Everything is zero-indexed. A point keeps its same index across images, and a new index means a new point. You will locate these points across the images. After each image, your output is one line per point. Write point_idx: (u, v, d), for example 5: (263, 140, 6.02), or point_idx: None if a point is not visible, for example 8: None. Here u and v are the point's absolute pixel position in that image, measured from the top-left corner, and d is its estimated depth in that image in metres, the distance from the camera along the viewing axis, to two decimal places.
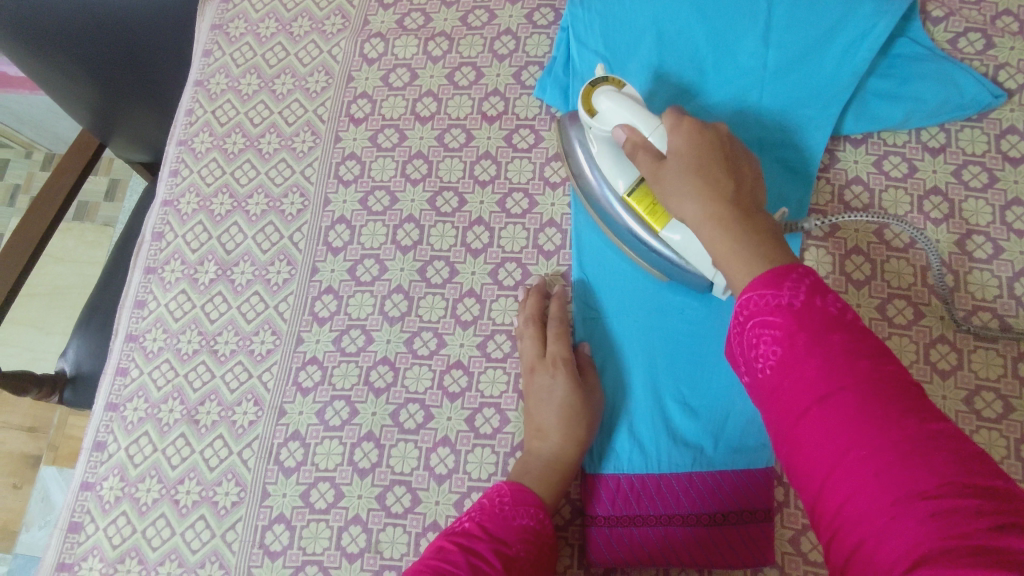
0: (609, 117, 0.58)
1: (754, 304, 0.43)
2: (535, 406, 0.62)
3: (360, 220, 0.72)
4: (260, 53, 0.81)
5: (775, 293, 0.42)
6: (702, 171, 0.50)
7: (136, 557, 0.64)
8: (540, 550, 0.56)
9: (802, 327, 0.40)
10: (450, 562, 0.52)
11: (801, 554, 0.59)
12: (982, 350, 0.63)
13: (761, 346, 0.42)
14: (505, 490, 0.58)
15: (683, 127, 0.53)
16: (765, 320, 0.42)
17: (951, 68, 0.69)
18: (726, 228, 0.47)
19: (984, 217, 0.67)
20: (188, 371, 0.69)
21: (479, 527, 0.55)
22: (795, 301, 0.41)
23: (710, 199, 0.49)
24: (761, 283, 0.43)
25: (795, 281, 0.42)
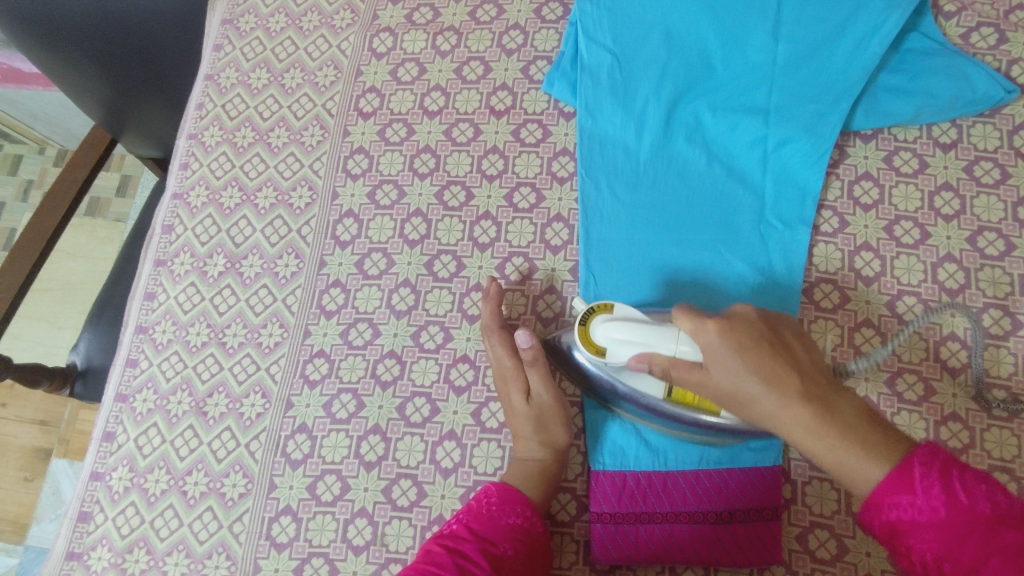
0: (620, 349, 0.54)
1: (899, 519, 0.43)
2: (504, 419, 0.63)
3: (368, 213, 0.73)
4: (269, 48, 0.82)
5: (913, 501, 0.43)
6: (767, 373, 0.47)
7: (144, 548, 0.64)
8: (529, 548, 0.57)
9: (957, 534, 0.42)
10: (436, 564, 0.53)
11: (808, 551, 0.59)
12: (993, 348, 0.63)
13: (922, 559, 0.43)
14: (491, 491, 0.59)
15: (712, 332, 0.48)
16: (914, 531, 0.43)
17: (962, 63, 0.69)
18: (830, 434, 0.46)
19: (997, 214, 0.66)
20: (196, 363, 0.70)
21: (465, 528, 0.56)
22: (936, 507, 0.42)
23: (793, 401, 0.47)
24: (892, 492, 0.43)
25: (925, 479, 0.43)
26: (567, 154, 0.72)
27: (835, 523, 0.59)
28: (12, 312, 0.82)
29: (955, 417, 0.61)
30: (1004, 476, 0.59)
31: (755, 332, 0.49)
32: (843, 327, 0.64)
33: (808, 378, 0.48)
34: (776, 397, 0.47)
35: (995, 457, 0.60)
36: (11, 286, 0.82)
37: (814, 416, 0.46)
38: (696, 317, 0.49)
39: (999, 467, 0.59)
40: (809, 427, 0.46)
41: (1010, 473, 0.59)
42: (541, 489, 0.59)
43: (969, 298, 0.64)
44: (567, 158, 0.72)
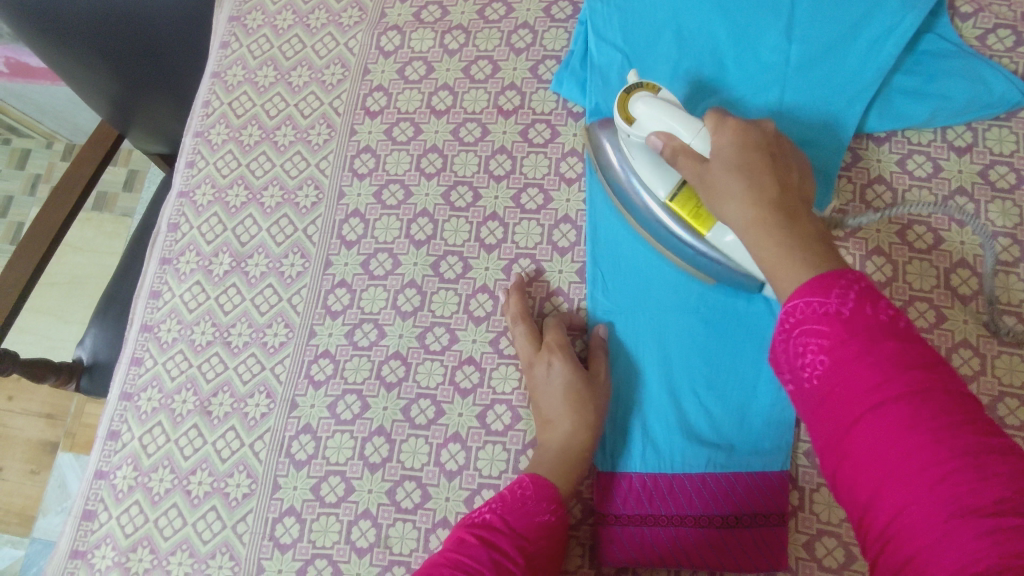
0: (648, 122, 0.57)
1: (802, 317, 0.41)
2: (543, 398, 0.61)
3: (375, 213, 0.72)
4: (276, 46, 0.81)
5: (823, 300, 0.41)
6: (751, 179, 0.48)
7: (148, 547, 0.64)
8: (556, 545, 0.56)
9: (851, 337, 0.39)
10: (472, 557, 0.51)
11: (815, 559, 0.58)
12: (1007, 356, 0.62)
13: (809, 356, 0.40)
14: (527, 483, 0.56)
15: (725, 140, 0.51)
16: (813, 329, 0.41)
17: (978, 65, 0.67)
18: (779, 237, 0.46)
19: (1012, 219, 0.65)
20: (201, 362, 0.69)
21: (500, 520, 0.54)
22: (843, 308, 0.40)
23: (761, 202, 0.47)
24: (808, 291, 0.42)
25: (843, 288, 0.41)
26: (576, 154, 0.72)
27: (843, 531, 0.58)
28: (19, 308, 0.82)
29: None
30: None
31: (764, 150, 0.50)
32: None
33: (789, 198, 0.48)
34: (750, 193, 0.48)
35: None
36: (17, 283, 0.82)
37: (772, 217, 0.47)
38: (723, 124, 0.52)
39: None
40: (762, 228, 0.47)
41: None
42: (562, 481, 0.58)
43: (983, 305, 0.63)
44: (575, 159, 0.71)
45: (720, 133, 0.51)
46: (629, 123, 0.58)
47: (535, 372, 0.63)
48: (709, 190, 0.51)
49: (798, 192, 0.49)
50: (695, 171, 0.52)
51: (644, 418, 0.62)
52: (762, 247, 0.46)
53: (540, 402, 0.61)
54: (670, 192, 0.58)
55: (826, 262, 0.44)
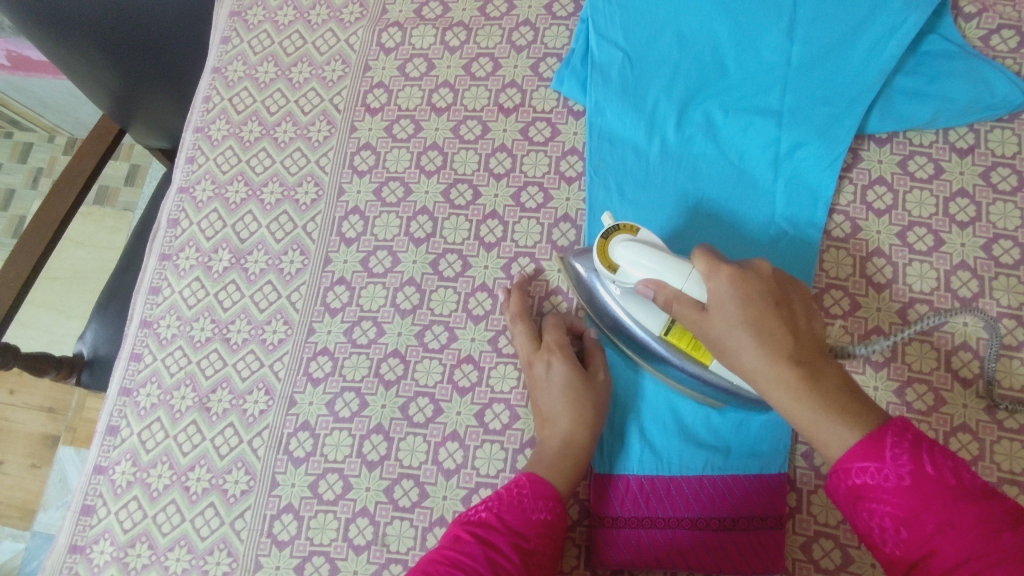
0: (630, 269, 0.53)
1: (864, 483, 0.43)
2: (543, 396, 0.61)
3: (374, 211, 0.72)
4: (277, 41, 0.81)
5: (878, 466, 0.42)
6: (762, 329, 0.47)
7: (146, 542, 0.64)
8: (555, 543, 0.55)
9: (920, 503, 0.40)
10: (465, 555, 0.52)
11: (812, 561, 0.58)
12: (1005, 359, 0.62)
13: (882, 524, 0.42)
14: (523, 481, 0.56)
15: (722, 283, 0.48)
16: (876, 496, 0.42)
17: (981, 65, 0.67)
18: (811, 402, 0.45)
19: (1013, 222, 0.65)
20: (200, 359, 0.69)
21: (496, 518, 0.54)
22: (903, 475, 0.41)
23: (777, 363, 0.46)
24: (861, 458, 0.43)
25: (896, 446, 0.42)
26: (576, 153, 0.71)
27: (840, 533, 0.58)
28: (19, 302, 0.82)
29: (965, 428, 0.60)
30: (1013, 489, 0.58)
31: (766, 290, 0.48)
32: (853, 333, 0.64)
33: (803, 346, 0.47)
34: (763, 356, 0.47)
35: (1005, 469, 0.59)
36: (17, 278, 0.82)
37: (789, 377, 0.46)
38: (715, 263, 0.49)
39: (1008, 480, 0.59)
40: (792, 390, 0.46)
41: (1019, 486, 0.58)
42: (563, 472, 0.58)
43: (983, 307, 0.63)
44: (575, 158, 0.71)
45: (713, 286, 0.49)
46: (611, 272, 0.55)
47: (531, 373, 0.63)
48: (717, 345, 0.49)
49: (805, 333, 0.48)
50: (694, 320, 0.50)
51: (643, 432, 0.62)
52: (787, 408, 0.46)
53: (539, 402, 0.62)
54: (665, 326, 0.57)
55: (860, 414, 0.44)
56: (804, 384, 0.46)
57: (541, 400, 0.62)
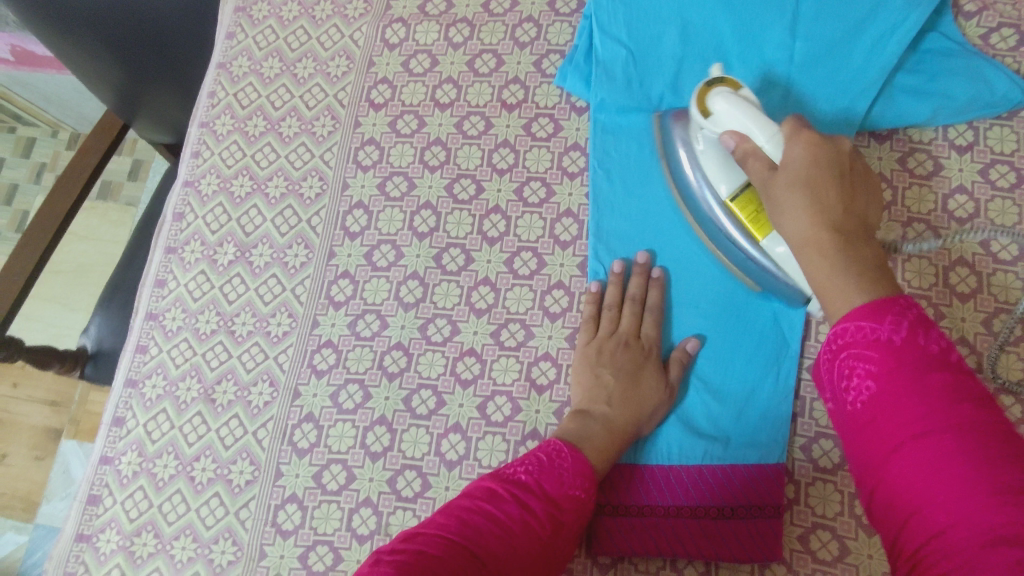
0: (724, 116, 0.57)
1: (852, 340, 0.42)
2: (613, 374, 0.61)
3: (378, 205, 0.73)
4: (282, 37, 0.82)
5: (875, 326, 0.41)
6: (817, 191, 0.49)
7: (151, 531, 0.65)
8: (582, 521, 0.54)
9: (899, 363, 0.39)
10: (501, 513, 0.50)
11: (809, 552, 0.59)
12: (1002, 353, 0.62)
13: (853, 378, 0.41)
14: (566, 454, 0.55)
15: (798, 145, 0.51)
16: (858, 352, 0.41)
17: (981, 64, 0.68)
18: (837, 261, 0.46)
19: (1011, 218, 0.65)
20: (205, 351, 0.70)
21: (534, 483, 0.53)
22: (895, 338, 0.40)
23: (821, 221, 0.47)
24: (860, 313, 0.42)
25: (898, 316, 0.41)
26: (578, 149, 0.72)
27: (837, 524, 0.59)
28: (25, 294, 0.83)
29: None
30: None
31: (836, 165, 0.50)
32: None
33: (850, 222, 0.48)
34: (811, 212, 0.48)
35: None
36: (24, 270, 0.83)
37: (829, 236, 0.47)
38: (799, 129, 0.52)
39: None
40: (822, 248, 0.47)
41: None
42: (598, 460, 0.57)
43: (980, 303, 0.64)
44: (578, 153, 0.72)
45: (791, 145, 0.51)
46: (703, 116, 0.59)
47: (609, 347, 0.63)
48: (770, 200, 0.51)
49: (860, 217, 0.49)
50: (759, 175, 0.52)
51: None
52: (812, 269, 0.47)
53: (602, 377, 0.61)
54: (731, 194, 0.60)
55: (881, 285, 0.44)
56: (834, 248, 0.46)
57: (604, 378, 0.61)
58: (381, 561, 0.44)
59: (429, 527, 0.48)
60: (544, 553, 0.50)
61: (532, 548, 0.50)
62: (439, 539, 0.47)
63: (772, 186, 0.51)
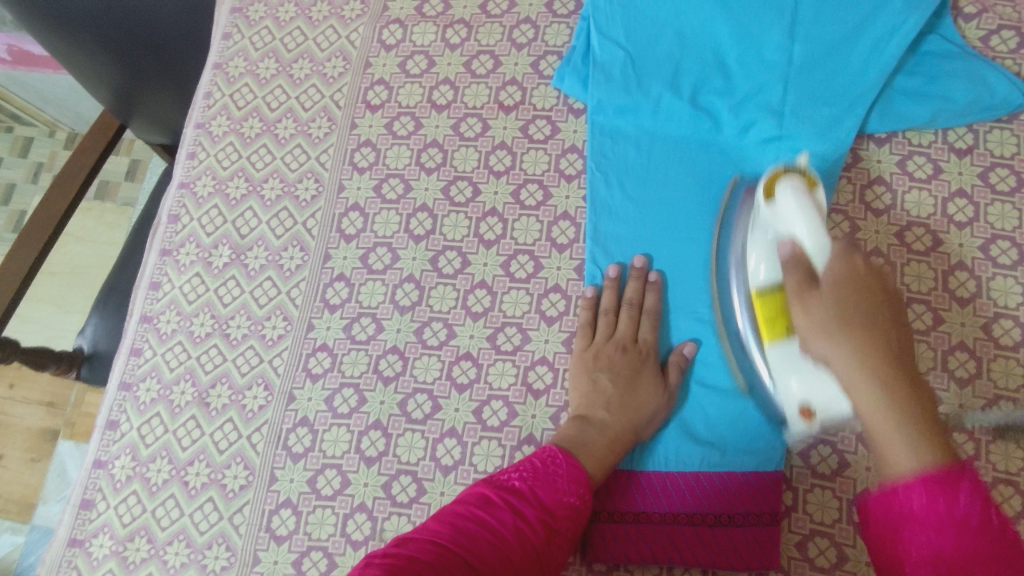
0: (786, 215, 0.54)
1: (917, 506, 0.41)
2: (612, 379, 0.61)
3: (374, 207, 0.72)
4: (278, 38, 0.81)
5: (949, 502, 0.40)
6: (867, 328, 0.46)
7: (145, 536, 0.64)
8: (579, 528, 0.55)
9: (971, 549, 0.38)
10: (495, 521, 0.51)
11: (807, 559, 0.58)
12: (1002, 359, 0.62)
13: (919, 548, 0.40)
14: (561, 461, 0.56)
15: (851, 268, 0.49)
16: (927, 524, 0.40)
17: (981, 66, 0.67)
18: (893, 417, 0.43)
19: (1011, 222, 0.65)
20: (200, 354, 0.70)
21: (529, 490, 0.54)
22: (970, 518, 0.39)
23: (875, 360, 0.45)
24: (927, 480, 0.40)
25: (970, 491, 0.40)
26: (576, 151, 0.72)
27: (835, 531, 0.58)
28: (20, 297, 0.82)
29: (961, 427, 0.60)
30: (1008, 489, 0.58)
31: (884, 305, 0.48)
32: None
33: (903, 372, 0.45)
34: (861, 353, 0.45)
35: (1000, 469, 0.59)
36: (18, 271, 0.82)
37: (887, 382, 0.44)
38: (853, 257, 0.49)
39: (1004, 480, 0.58)
40: (876, 398, 0.44)
41: (1014, 486, 0.58)
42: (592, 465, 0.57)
43: (980, 307, 0.63)
44: (575, 156, 0.71)
45: (838, 265, 0.49)
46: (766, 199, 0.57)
47: (606, 352, 0.63)
48: (809, 319, 0.48)
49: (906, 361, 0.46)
50: (803, 290, 0.49)
51: None
52: (872, 416, 0.44)
53: (599, 382, 0.62)
54: (759, 288, 0.57)
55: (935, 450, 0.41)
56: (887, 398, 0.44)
57: (600, 383, 0.61)
58: (372, 564, 0.46)
59: (422, 532, 0.50)
60: (538, 560, 0.51)
61: (526, 556, 0.51)
62: (431, 545, 0.48)
63: (814, 303, 0.48)
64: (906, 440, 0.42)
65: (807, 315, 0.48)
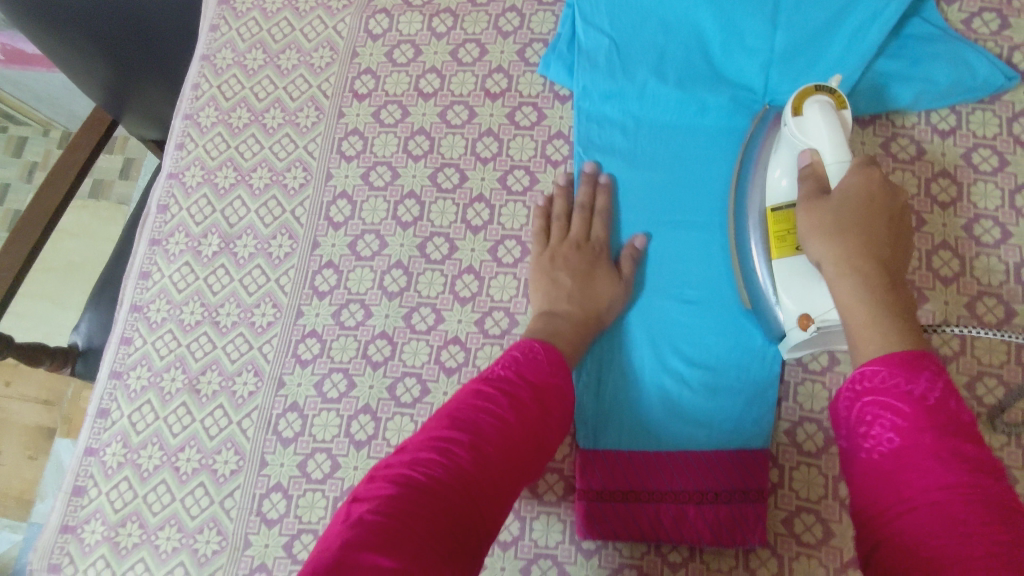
0: (807, 129, 0.56)
1: (878, 385, 0.44)
2: (571, 275, 0.64)
3: (362, 195, 0.73)
4: (266, 29, 0.82)
5: (909, 380, 0.43)
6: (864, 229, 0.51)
7: (136, 522, 0.65)
8: (568, 407, 0.56)
9: (928, 421, 0.41)
10: (491, 403, 0.52)
11: (793, 535, 0.59)
12: (985, 336, 0.62)
13: (876, 424, 0.43)
14: (540, 348, 0.57)
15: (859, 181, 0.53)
16: (884, 400, 0.43)
17: (963, 49, 0.68)
18: (869, 301, 0.48)
19: (993, 202, 0.66)
20: (190, 342, 0.70)
21: (516, 376, 0.54)
22: (928, 397, 0.42)
23: (859, 256, 0.50)
24: (893, 361, 0.44)
25: (930, 375, 0.43)
26: (562, 137, 0.72)
27: (821, 507, 0.59)
28: (14, 292, 0.83)
29: None
30: None
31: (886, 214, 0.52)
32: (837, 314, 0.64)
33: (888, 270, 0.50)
34: (853, 250, 0.50)
35: (984, 445, 0.59)
36: (12, 267, 0.82)
37: (866, 272, 0.49)
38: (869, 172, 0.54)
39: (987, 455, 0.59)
40: (857, 287, 0.49)
41: (998, 461, 0.59)
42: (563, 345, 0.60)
43: (963, 286, 0.64)
44: (561, 141, 0.72)
45: (855, 177, 0.53)
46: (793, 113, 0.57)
47: (561, 253, 0.65)
48: (809, 219, 0.54)
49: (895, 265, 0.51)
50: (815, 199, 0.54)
51: (636, 383, 0.64)
52: (846, 298, 0.49)
53: (558, 281, 0.64)
54: (774, 206, 0.60)
55: (912, 337, 0.46)
56: (872, 288, 0.49)
57: (561, 281, 0.64)
58: (375, 479, 0.46)
59: (421, 435, 0.50)
60: (538, 436, 0.52)
61: (526, 437, 0.51)
62: (433, 441, 0.48)
63: (819, 209, 0.53)
64: (871, 319, 0.47)
65: (811, 217, 0.54)
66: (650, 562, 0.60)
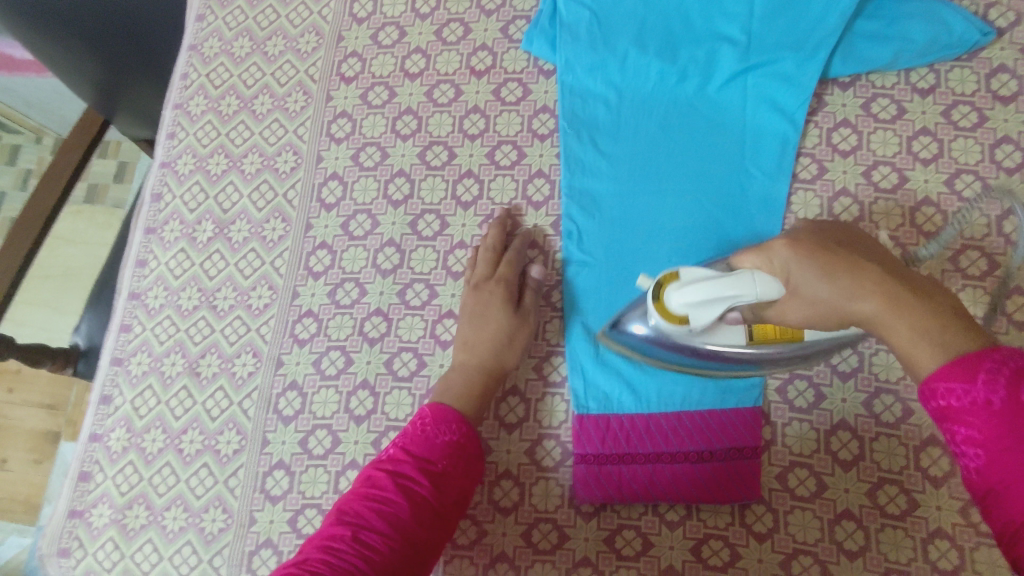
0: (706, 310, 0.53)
1: (946, 405, 0.39)
2: (469, 321, 0.65)
3: (352, 175, 0.74)
4: (251, 17, 0.82)
5: (967, 387, 0.37)
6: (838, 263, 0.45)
7: (143, 504, 0.66)
8: (467, 459, 0.57)
9: (1007, 430, 0.36)
10: (378, 489, 0.53)
11: (788, 489, 0.60)
12: (969, 289, 0.63)
13: (960, 447, 0.38)
14: (426, 413, 0.58)
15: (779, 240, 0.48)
16: (958, 419, 0.38)
17: (939, 7, 0.69)
18: (909, 328, 0.41)
19: (974, 156, 0.67)
20: (188, 326, 0.71)
21: (402, 451, 0.56)
22: (993, 400, 0.37)
23: (863, 285, 0.43)
24: (945, 373, 0.38)
25: (991, 373, 0.37)
26: (548, 111, 0.73)
27: (814, 461, 0.60)
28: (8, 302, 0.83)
29: None
30: None
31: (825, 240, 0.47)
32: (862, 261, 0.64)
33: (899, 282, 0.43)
34: (854, 294, 0.43)
35: None
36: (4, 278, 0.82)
37: (892, 292, 0.42)
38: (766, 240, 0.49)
39: None
40: (892, 323, 0.42)
41: None
42: (458, 397, 0.61)
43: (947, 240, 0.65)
44: (548, 115, 0.73)
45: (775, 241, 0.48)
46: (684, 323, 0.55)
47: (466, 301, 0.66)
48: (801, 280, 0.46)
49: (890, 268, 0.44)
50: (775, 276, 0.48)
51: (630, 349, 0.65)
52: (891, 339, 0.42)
53: (461, 330, 0.65)
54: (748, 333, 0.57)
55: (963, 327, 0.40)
56: (903, 306, 0.42)
57: (462, 331, 0.65)
58: None
59: (319, 534, 0.52)
60: (434, 505, 0.54)
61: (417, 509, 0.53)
62: (327, 542, 0.50)
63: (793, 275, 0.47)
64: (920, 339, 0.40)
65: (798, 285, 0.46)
66: (647, 521, 0.60)
